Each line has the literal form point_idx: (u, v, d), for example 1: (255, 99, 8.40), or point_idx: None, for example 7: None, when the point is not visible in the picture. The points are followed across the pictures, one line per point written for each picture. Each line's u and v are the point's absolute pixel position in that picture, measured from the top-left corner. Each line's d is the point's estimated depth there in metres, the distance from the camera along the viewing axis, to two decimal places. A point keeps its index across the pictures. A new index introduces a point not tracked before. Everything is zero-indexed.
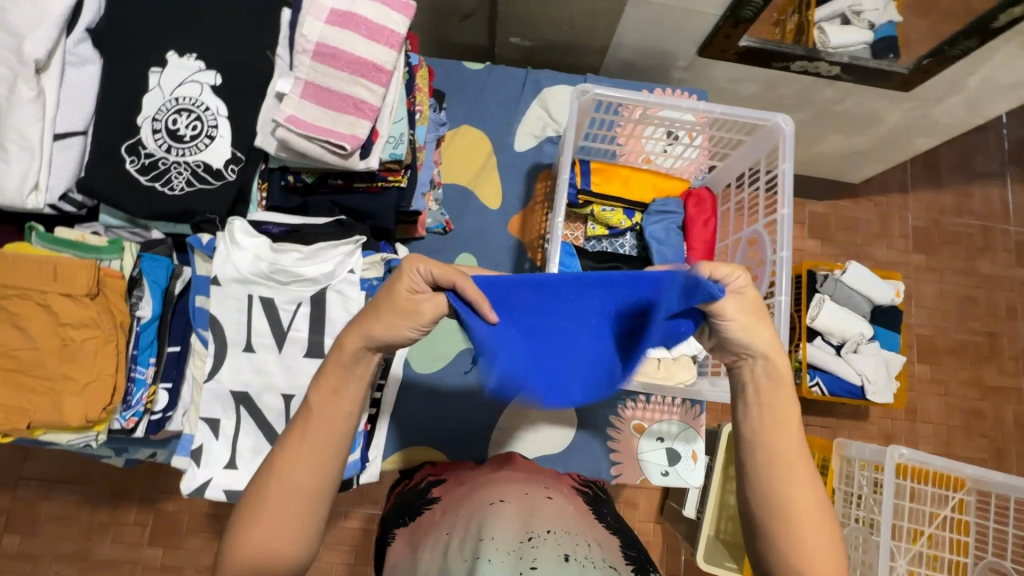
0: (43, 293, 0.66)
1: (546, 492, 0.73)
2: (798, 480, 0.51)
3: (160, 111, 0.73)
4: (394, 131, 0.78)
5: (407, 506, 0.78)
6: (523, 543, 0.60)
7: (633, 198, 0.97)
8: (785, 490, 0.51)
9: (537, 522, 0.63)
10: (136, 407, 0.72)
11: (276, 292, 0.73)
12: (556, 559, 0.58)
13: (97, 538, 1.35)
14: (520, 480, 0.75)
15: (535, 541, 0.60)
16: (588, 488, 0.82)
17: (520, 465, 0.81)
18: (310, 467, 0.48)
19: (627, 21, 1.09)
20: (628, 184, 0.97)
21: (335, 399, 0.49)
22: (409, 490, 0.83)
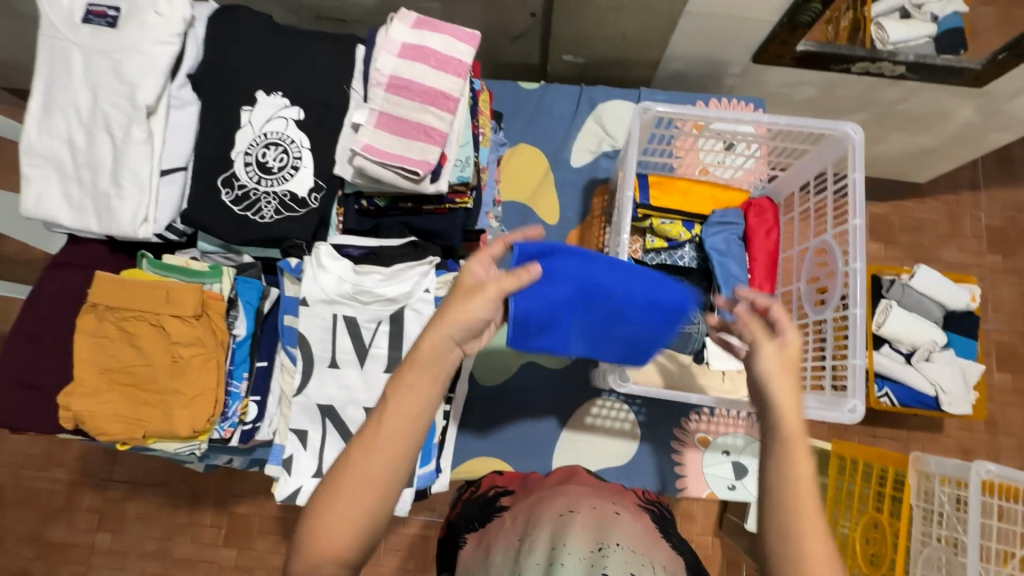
0: (157, 315, 0.73)
1: (614, 507, 0.73)
2: (814, 547, 0.45)
3: (251, 145, 0.79)
4: (461, 154, 0.82)
5: (473, 513, 0.81)
6: (593, 552, 0.61)
7: (693, 211, 0.98)
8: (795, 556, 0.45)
9: (607, 535, 0.65)
10: (232, 419, 0.77)
11: (359, 311, 0.78)
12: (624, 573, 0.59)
13: (178, 538, 1.45)
14: (589, 494, 0.75)
15: (605, 550, 0.62)
16: (653, 507, 0.81)
17: (586, 478, 0.82)
18: (383, 461, 0.46)
19: (680, 33, 1.10)
20: (685, 197, 0.98)
21: (411, 396, 0.48)
22: (477, 498, 0.84)
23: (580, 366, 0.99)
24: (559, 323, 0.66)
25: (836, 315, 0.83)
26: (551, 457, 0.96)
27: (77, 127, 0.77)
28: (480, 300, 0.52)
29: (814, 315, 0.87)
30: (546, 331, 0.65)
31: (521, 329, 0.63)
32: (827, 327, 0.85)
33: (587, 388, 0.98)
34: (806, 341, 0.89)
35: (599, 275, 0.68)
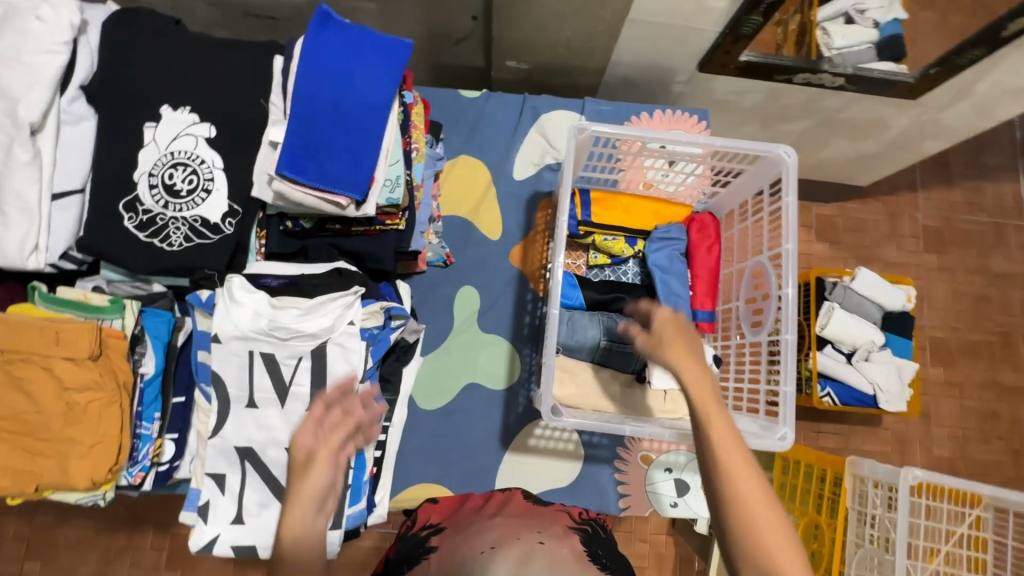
0: (48, 356, 0.66)
1: (541, 536, 0.72)
2: (751, 477, 0.53)
3: (156, 166, 0.73)
4: (391, 174, 0.79)
5: (403, 557, 0.74)
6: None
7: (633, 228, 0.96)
8: (737, 488, 0.52)
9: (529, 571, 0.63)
10: (142, 462, 0.72)
11: (276, 347, 0.70)
12: None
13: (115, 563, 1.43)
14: (514, 522, 0.75)
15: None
16: (586, 526, 0.82)
17: (518, 507, 0.82)
18: None
19: (624, 41, 1.08)
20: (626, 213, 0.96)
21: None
22: (407, 539, 0.77)
23: (523, 386, 0.97)
24: (364, 141, 0.75)
25: (770, 338, 0.84)
26: (495, 478, 0.94)
27: None
28: (318, 471, 0.54)
29: (750, 336, 0.87)
30: (317, 137, 0.74)
31: (352, 181, 0.74)
32: (763, 350, 0.85)
33: (531, 408, 0.97)
34: (744, 362, 0.89)
35: (344, 80, 0.75)
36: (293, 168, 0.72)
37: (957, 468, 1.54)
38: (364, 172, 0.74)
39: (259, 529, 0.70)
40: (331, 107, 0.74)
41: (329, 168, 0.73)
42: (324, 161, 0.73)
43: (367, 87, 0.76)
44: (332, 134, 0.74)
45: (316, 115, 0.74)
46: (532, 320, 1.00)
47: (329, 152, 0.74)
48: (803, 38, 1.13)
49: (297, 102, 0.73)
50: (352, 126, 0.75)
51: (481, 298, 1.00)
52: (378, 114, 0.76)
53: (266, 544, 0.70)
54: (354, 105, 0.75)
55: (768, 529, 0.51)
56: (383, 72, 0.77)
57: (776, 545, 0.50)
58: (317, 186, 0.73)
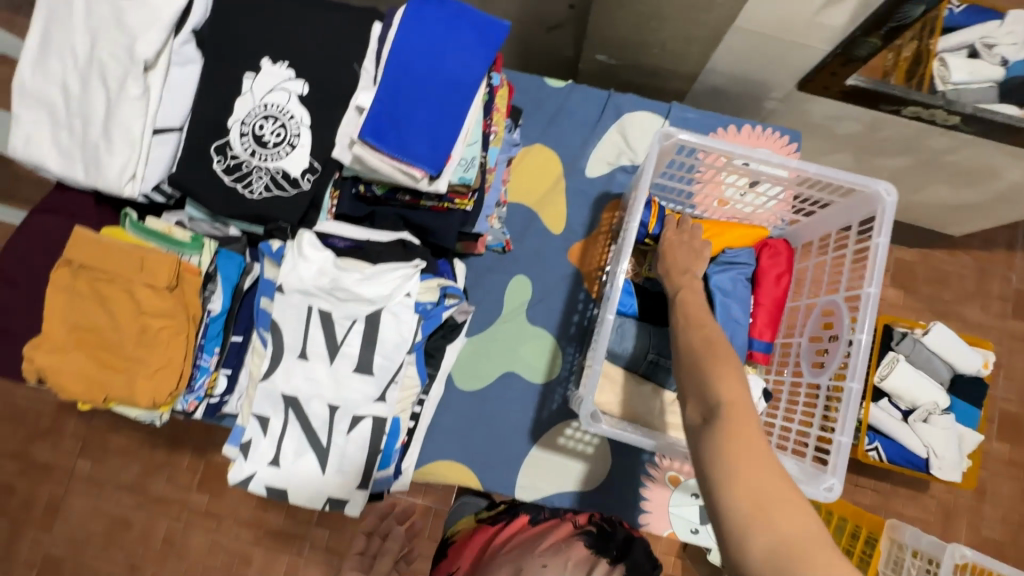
0: (129, 280, 0.70)
1: (542, 559, 0.79)
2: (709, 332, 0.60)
3: (249, 115, 0.76)
4: (467, 154, 0.79)
5: None
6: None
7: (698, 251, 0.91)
8: (694, 338, 0.60)
9: None
10: (198, 392, 0.77)
11: (334, 306, 0.71)
12: None
13: (154, 475, 1.57)
14: (517, 553, 0.82)
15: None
16: (590, 527, 0.87)
17: (516, 537, 0.87)
18: None
19: (724, 49, 1.03)
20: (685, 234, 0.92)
21: None
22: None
23: (561, 384, 0.97)
24: (448, 118, 0.75)
25: (832, 383, 0.79)
26: (517, 473, 0.94)
27: (72, 72, 0.74)
28: None
29: (809, 377, 0.83)
30: (403, 108, 0.75)
31: (430, 156, 0.74)
32: (821, 393, 0.80)
33: (564, 408, 0.96)
34: (798, 402, 0.85)
35: (438, 56, 0.75)
36: (376, 135, 0.74)
37: (1005, 553, 1.42)
38: (443, 148, 0.75)
39: (292, 475, 0.73)
40: (421, 80, 0.75)
41: (409, 139, 0.74)
42: (406, 132, 0.74)
43: (459, 64, 0.76)
44: (418, 107, 0.75)
45: (405, 86, 0.75)
46: (581, 321, 0.99)
47: (411, 124, 0.74)
48: (917, 67, 1.09)
49: (389, 72, 0.75)
50: (438, 100, 0.75)
51: (533, 290, 1.00)
52: (464, 92, 0.76)
53: (296, 490, 0.73)
54: (443, 80, 0.75)
55: (714, 358, 0.57)
56: (476, 52, 0.76)
57: (722, 365, 0.55)
58: (394, 156, 0.74)
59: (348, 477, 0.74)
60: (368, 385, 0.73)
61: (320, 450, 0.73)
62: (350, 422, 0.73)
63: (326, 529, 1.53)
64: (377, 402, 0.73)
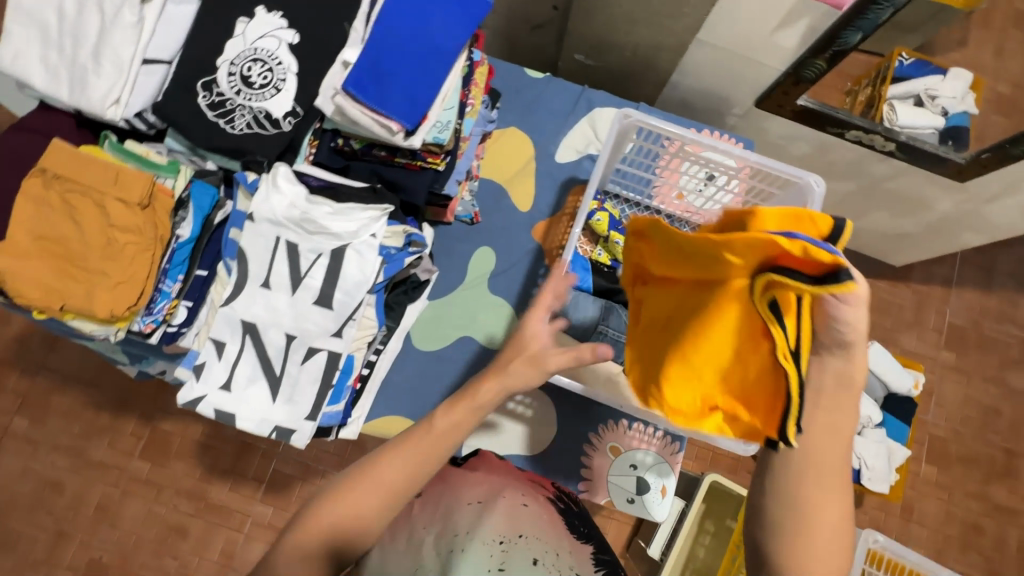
0: (103, 195, 0.73)
1: (524, 498, 0.76)
2: (829, 491, 0.53)
3: (238, 56, 0.80)
4: (443, 117, 0.85)
5: None
6: (495, 543, 0.62)
7: (690, 377, 0.60)
8: (809, 497, 0.53)
9: (516, 527, 0.67)
10: (156, 316, 0.78)
11: (302, 239, 0.75)
12: (527, 560, 0.62)
13: (96, 438, 1.53)
14: (502, 481, 0.80)
15: (506, 545, 0.63)
16: (559, 494, 0.88)
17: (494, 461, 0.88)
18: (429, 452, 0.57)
19: (690, 61, 1.12)
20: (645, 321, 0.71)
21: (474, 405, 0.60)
22: None
23: None
24: (427, 77, 0.80)
25: None
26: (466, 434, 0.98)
27: None
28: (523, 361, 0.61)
29: None
30: (384, 65, 0.79)
31: (407, 111, 0.80)
32: None
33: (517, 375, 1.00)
34: None
35: (422, 19, 0.80)
36: (356, 87, 0.79)
37: None
38: (420, 107, 0.80)
39: (243, 400, 0.75)
40: (405, 39, 0.80)
41: (388, 94, 0.79)
42: (386, 86, 0.79)
43: (442, 30, 0.81)
44: (399, 64, 0.79)
45: (388, 44, 0.80)
46: (539, 294, 1.04)
47: (391, 78, 0.79)
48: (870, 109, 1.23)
49: (376, 30, 0.80)
50: (418, 62, 0.80)
51: (497, 262, 1.05)
52: (444, 55, 0.81)
53: (244, 416, 0.75)
54: (426, 41, 0.81)
55: (820, 546, 0.53)
56: (460, 21, 0.82)
57: (819, 551, 0.53)
58: (373, 108, 0.79)
59: (297, 406, 0.76)
60: (326, 318, 0.76)
61: (273, 378, 0.76)
62: (305, 353, 0.76)
63: (270, 507, 1.50)
64: (334, 337, 0.76)
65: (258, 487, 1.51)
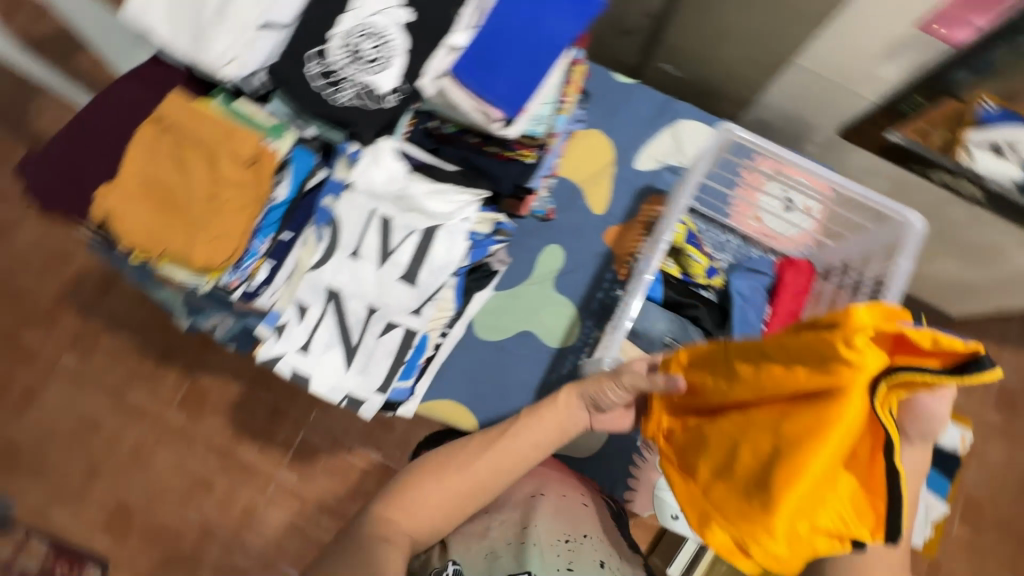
0: (212, 148, 0.74)
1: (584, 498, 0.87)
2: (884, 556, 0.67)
3: (352, 30, 0.81)
4: (539, 112, 0.86)
5: None
6: (560, 543, 0.76)
7: (800, 501, 0.55)
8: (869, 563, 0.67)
9: (577, 527, 0.80)
10: (242, 272, 0.79)
11: (397, 214, 0.76)
12: (592, 563, 0.76)
13: (139, 383, 1.57)
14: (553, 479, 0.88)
15: (571, 543, 0.77)
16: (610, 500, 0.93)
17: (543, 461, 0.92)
18: (510, 455, 0.76)
19: (781, 86, 1.09)
20: (709, 450, 0.66)
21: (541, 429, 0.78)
22: None
23: (574, 353, 1.01)
24: (533, 72, 0.81)
25: None
26: None
27: None
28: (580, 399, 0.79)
29: None
30: (493, 55, 0.81)
31: (510, 102, 0.81)
32: None
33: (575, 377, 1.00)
34: None
35: (537, 13, 0.81)
36: (465, 74, 0.81)
37: None
38: (522, 99, 0.81)
39: (319, 364, 0.77)
40: (517, 31, 0.81)
41: (493, 83, 0.80)
42: (492, 75, 0.80)
43: (554, 26, 0.82)
44: (508, 56, 0.81)
45: (500, 35, 0.81)
46: (604, 298, 1.04)
47: (498, 68, 0.81)
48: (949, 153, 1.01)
49: (490, 20, 0.81)
50: (527, 54, 0.81)
51: (566, 261, 1.05)
52: (552, 51, 0.82)
53: (318, 380, 0.77)
54: (537, 36, 0.81)
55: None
56: (573, 20, 0.82)
57: None
58: (477, 95, 0.81)
59: (371, 377, 0.78)
60: (409, 295, 0.76)
61: (349, 346, 0.77)
62: (383, 327, 0.77)
63: (295, 474, 1.52)
64: (413, 315, 0.77)
65: (286, 452, 1.53)
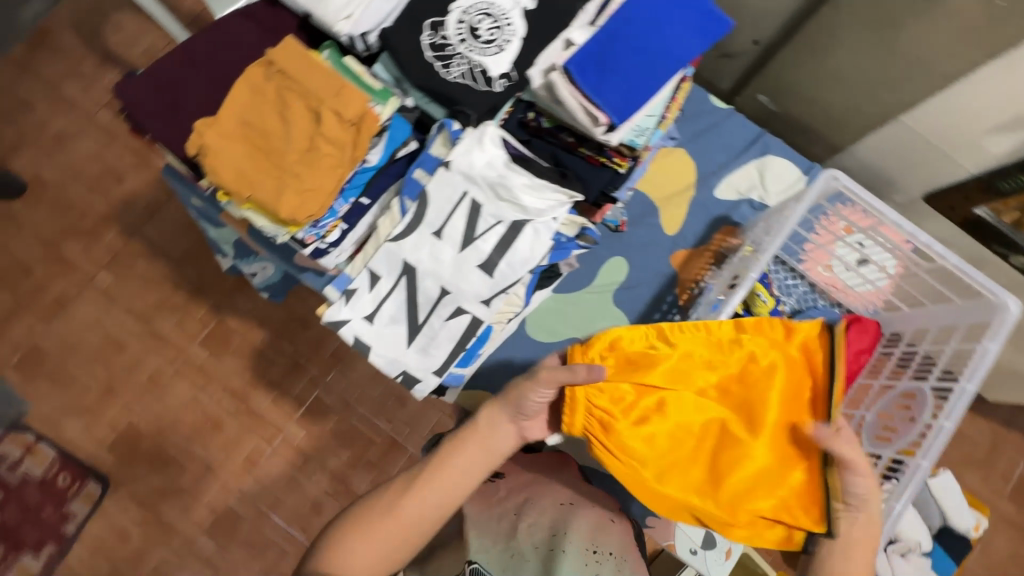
0: (320, 101, 0.74)
1: (612, 514, 0.88)
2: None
3: (472, 7, 0.80)
4: (643, 122, 0.83)
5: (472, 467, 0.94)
6: (589, 552, 0.78)
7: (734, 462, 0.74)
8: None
9: (606, 542, 0.81)
10: (319, 230, 0.79)
11: (488, 202, 0.74)
12: None
13: (166, 312, 1.57)
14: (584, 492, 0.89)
15: (597, 555, 0.79)
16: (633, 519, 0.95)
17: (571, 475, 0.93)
18: (433, 493, 0.74)
19: (876, 138, 1.05)
20: (661, 437, 0.75)
21: (463, 459, 0.75)
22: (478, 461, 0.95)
23: None
24: (648, 83, 0.79)
25: (895, 455, 0.83)
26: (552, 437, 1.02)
27: None
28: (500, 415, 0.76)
29: (869, 448, 0.87)
30: (610, 58, 0.78)
31: (620, 110, 0.78)
32: (876, 465, 0.85)
33: None
34: None
35: (663, 25, 0.79)
36: (576, 71, 0.77)
37: None
38: (632, 108, 0.78)
39: (383, 336, 0.77)
40: (638, 39, 0.78)
41: (606, 87, 0.78)
42: (606, 78, 0.78)
43: (676, 40, 0.79)
44: (625, 62, 0.78)
45: (620, 39, 0.78)
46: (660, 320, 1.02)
47: (613, 72, 0.78)
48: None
49: (612, 22, 0.78)
50: (644, 64, 0.78)
51: (629, 275, 1.03)
52: (670, 65, 0.80)
53: (378, 351, 0.77)
54: (658, 47, 0.79)
55: None
56: (696, 37, 0.80)
57: None
58: (586, 97, 0.78)
59: (430, 359, 0.78)
60: (483, 284, 0.75)
61: (414, 324, 0.77)
62: (451, 311, 0.77)
63: (302, 432, 1.51)
64: (483, 305, 0.76)
65: (298, 408, 1.52)
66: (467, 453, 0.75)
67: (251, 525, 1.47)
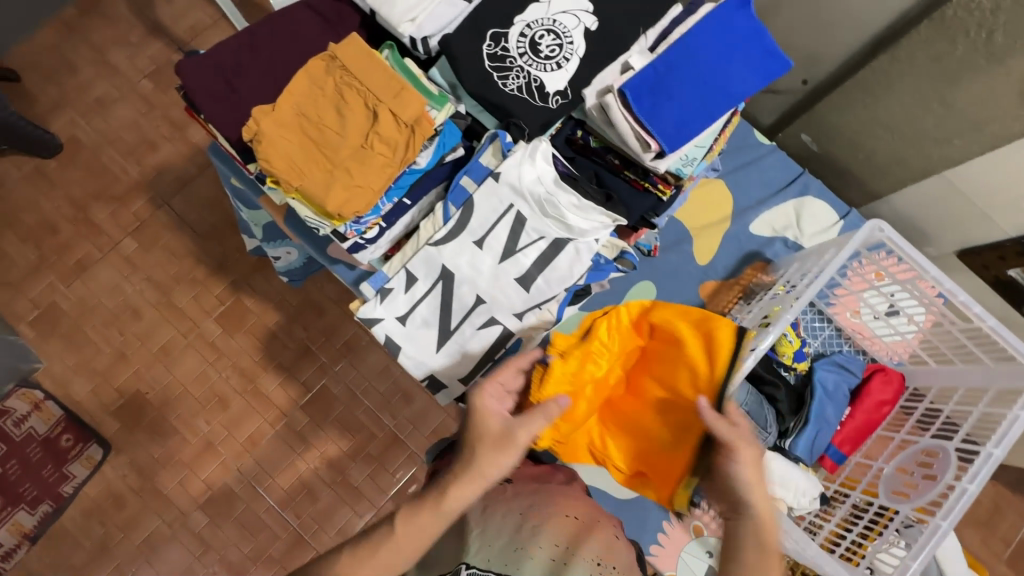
0: (378, 101, 0.74)
1: (617, 531, 0.83)
2: None
3: (535, 23, 0.81)
4: (691, 153, 0.84)
5: None
6: (595, 563, 0.74)
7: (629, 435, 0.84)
8: None
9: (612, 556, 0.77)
10: (360, 227, 0.80)
11: (533, 217, 0.75)
12: None
13: (185, 285, 1.58)
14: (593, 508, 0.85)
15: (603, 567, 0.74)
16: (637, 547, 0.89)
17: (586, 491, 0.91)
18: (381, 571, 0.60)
19: (916, 189, 1.05)
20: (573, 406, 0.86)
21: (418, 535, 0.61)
22: None
23: None
24: (702, 114, 0.79)
25: (912, 513, 0.82)
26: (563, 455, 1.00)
27: None
28: (463, 489, 0.63)
29: (884, 501, 0.87)
30: (668, 85, 0.78)
31: (672, 138, 0.78)
32: (894, 521, 0.84)
33: None
34: (857, 520, 0.90)
35: (723, 59, 0.79)
36: (632, 95, 0.77)
37: None
38: (684, 137, 0.79)
39: (414, 338, 0.78)
40: (697, 70, 0.79)
41: (661, 114, 0.78)
42: (662, 105, 0.78)
43: (734, 74, 0.80)
44: (681, 91, 0.78)
45: (679, 67, 0.78)
46: None
47: (670, 100, 0.78)
48: None
49: (672, 50, 0.79)
50: (700, 94, 0.79)
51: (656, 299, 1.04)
52: (726, 99, 0.80)
53: (407, 352, 0.78)
54: (716, 79, 0.79)
55: None
56: (754, 74, 0.80)
57: None
58: (640, 122, 0.78)
59: (458, 365, 0.78)
60: (519, 298, 0.76)
61: (446, 329, 0.77)
62: (484, 320, 0.77)
63: (305, 417, 1.51)
64: (516, 318, 0.78)
65: (304, 394, 1.52)
66: (424, 526, 0.62)
67: (246, 505, 1.46)
